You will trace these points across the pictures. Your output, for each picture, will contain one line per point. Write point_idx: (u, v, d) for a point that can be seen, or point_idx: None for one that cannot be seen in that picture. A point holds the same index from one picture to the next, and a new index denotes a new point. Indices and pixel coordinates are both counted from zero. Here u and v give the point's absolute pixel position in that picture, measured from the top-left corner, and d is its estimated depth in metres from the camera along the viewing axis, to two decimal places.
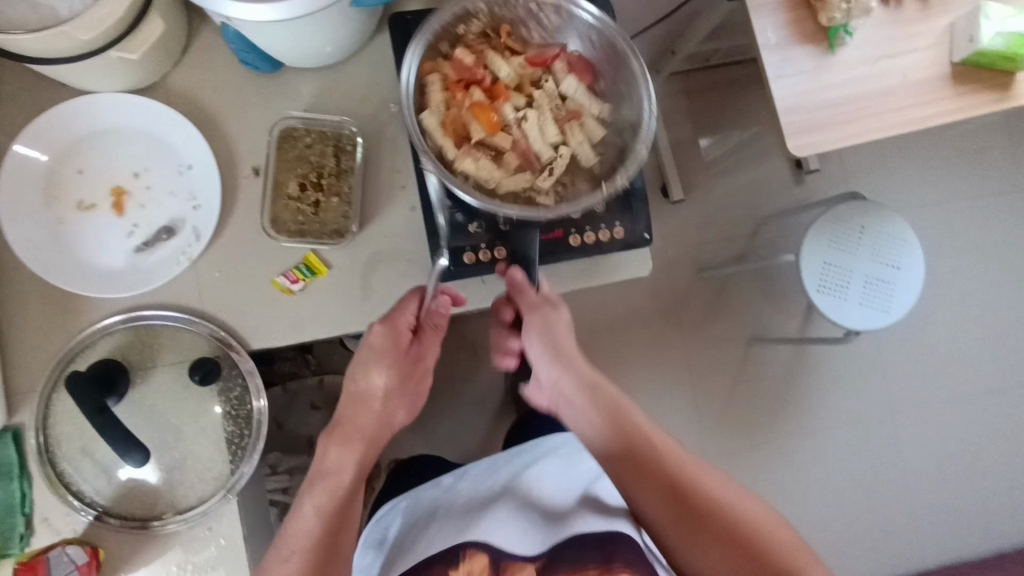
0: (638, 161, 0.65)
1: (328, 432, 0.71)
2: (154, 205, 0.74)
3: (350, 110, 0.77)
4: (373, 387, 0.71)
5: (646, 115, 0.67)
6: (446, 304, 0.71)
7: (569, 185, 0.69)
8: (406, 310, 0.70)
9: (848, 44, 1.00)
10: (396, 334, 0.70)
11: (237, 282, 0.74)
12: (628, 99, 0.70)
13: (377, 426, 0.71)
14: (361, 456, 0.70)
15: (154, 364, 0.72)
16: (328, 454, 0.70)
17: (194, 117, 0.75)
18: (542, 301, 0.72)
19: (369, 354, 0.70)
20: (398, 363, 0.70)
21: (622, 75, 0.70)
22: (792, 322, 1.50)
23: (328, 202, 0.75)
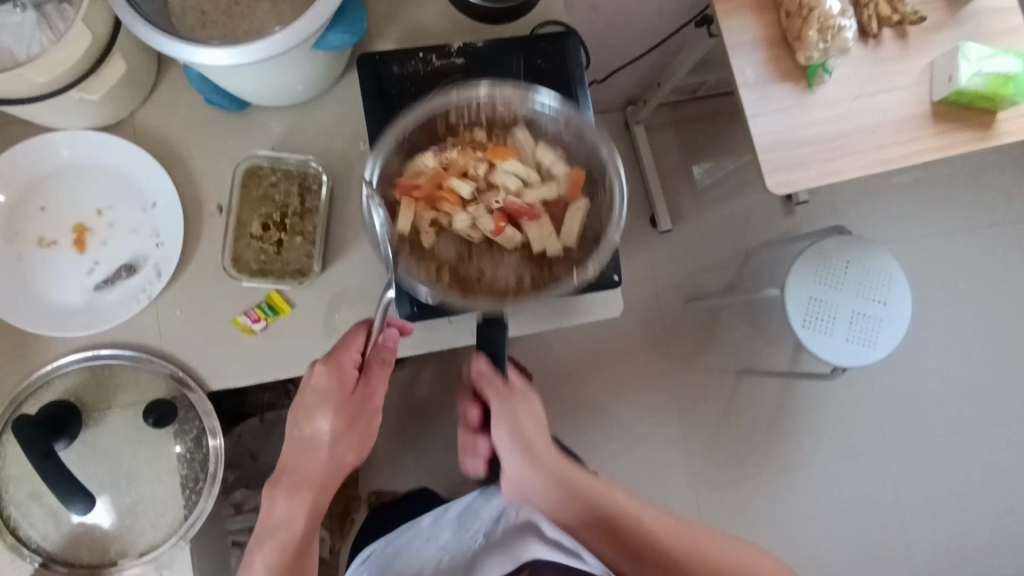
0: (606, 255, 0.66)
1: (273, 484, 0.72)
2: (116, 242, 0.73)
3: (316, 148, 0.76)
4: (318, 434, 0.71)
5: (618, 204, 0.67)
6: (393, 337, 0.72)
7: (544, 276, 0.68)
8: (351, 347, 0.69)
9: (828, 83, 1.00)
10: (342, 374, 0.70)
11: (197, 322, 0.73)
12: (598, 183, 0.69)
13: (325, 472, 0.72)
14: (311, 505, 0.72)
15: (110, 405, 0.71)
16: (276, 506, 0.71)
17: (160, 155, 0.75)
18: (511, 391, 0.72)
19: (314, 398, 0.70)
20: (344, 408, 0.71)
21: (590, 164, 0.69)
22: (783, 354, 1.48)
23: (291, 241, 0.74)
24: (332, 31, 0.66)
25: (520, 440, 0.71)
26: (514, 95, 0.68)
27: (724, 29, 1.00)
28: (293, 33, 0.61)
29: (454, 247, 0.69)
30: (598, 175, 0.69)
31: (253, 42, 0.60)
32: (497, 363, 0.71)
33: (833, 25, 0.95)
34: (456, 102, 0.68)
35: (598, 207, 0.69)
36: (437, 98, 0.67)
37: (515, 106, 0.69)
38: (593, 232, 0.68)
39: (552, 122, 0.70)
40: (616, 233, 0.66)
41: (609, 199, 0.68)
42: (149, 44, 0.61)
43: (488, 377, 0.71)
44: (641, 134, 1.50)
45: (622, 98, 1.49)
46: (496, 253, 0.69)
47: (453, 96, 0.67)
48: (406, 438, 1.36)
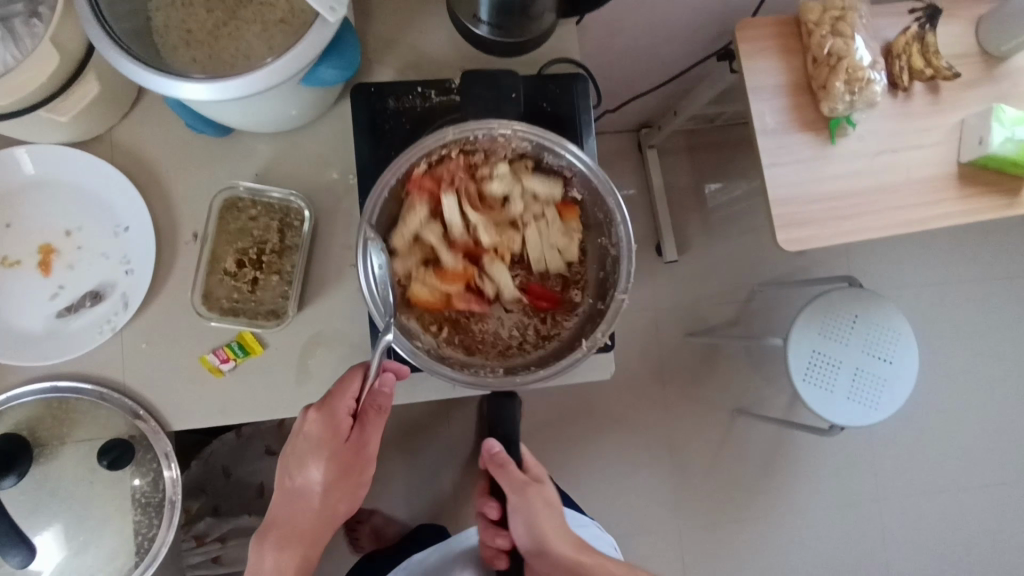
0: (613, 322, 0.63)
1: (264, 532, 0.72)
2: (83, 267, 0.69)
3: (303, 179, 0.72)
4: (309, 484, 0.70)
5: (626, 255, 0.64)
6: (390, 382, 0.66)
7: (545, 321, 0.69)
8: (346, 394, 0.65)
9: (850, 136, 0.95)
10: (334, 423, 0.67)
11: (163, 358, 0.69)
12: (606, 229, 0.67)
13: (318, 522, 0.71)
14: (301, 553, 0.71)
15: (65, 441, 0.67)
16: (267, 556, 0.72)
17: (137, 175, 0.71)
18: (529, 480, 0.72)
19: (306, 445, 0.68)
20: (336, 457, 0.68)
21: (601, 212, 0.67)
22: (781, 397, 1.43)
23: (267, 280, 0.70)
24: (325, 65, 0.61)
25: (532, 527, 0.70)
26: (519, 132, 0.64)
27: (746, 71, 0.95)
28: (290, 64, 0.56)
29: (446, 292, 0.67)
30: (606, 223, 0.66)
31: (250, 73, 0.55)
32: (510, 446, 0.72)
33: (863, 77, 0.90)
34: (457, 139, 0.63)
35: (605, 253, 0.67)
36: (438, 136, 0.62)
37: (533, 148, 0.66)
38: (600, 278, 0.68)
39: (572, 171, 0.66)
40: (624, 295, 0.63)
41: (615, 250, 0.66)
42: (134, 77, 0.56)
43: (505, 463, 0.71)
44: (653, 159, 1.45)
45: (636, 120, 1.44)
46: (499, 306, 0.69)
47: (450, 132, 0.62)
48: (386, 459, 1.33)
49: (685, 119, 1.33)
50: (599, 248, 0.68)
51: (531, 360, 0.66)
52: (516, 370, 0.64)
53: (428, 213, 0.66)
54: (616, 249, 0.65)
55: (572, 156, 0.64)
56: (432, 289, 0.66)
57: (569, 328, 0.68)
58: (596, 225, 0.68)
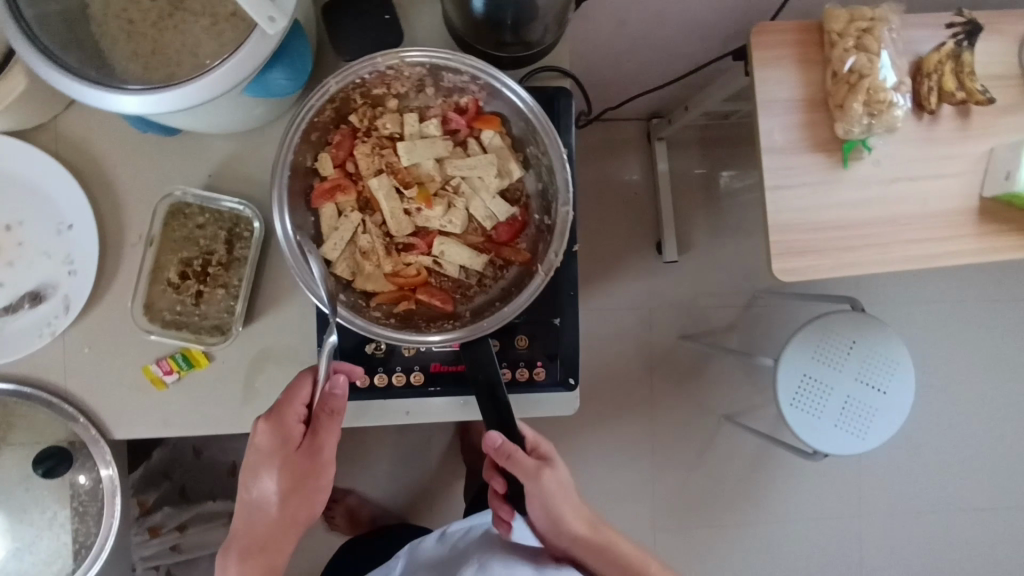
0: (564, 236, 0.59)
1: (228, 544, 0.65)
2: (24, 265, 0.66)
3: (258, 183, 0.67)
4: (265, 495, 0.62)
5: (558, 162, 0.59)
6: (342, 385, 0.59)
7: (497, 256, 0.64)
8: (295, 400, 0.60)
9: (866, 159, 0.88)
10: (285, 431, 0.60)
11: (105, 365, 0.66)
12: (533, 140, 0.62)
13: (280, 532, 0.63)
14: (264, 569, 0.64)
15: (3, 443, 0.66)
16: (232, 569, 0.64)
17: (82, 169, 0.66)
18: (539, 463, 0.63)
19: (258, 455, 0.61)
20: (290, 465, 0.62)
21: (527, 129, 0.61)
22: (770, 410, 1.39)
23: (211, 294, 0.66)
24: (275, 73, 0.56)
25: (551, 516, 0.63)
26: (420, 60, 0.58)
27: (758, 81, 0.86)
28: (234, 78, 0.51)
29: (386, 262, 0.63)
30: (530, 130, 0.61)
31: (189, 86, 0.51)
32: (509, 429, 0.60)
33: (885, 99, 0.83)
34: (356, 82, 0.59)
35: (539, 162, 0.62)
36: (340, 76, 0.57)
37: (444, 75, 0.60)
38: (541, 188, 0.63)
39: (478, 85, 0.61)
40: (568, 206, 0.59)
41: (547, 156, 0.61)
42: (66, 89, 0.52)
43: (512, 453, 0.60)
44: (661, 152, 1.37)
45: (646, 111, 1.35)
46: (438, 250, 0.64)
47: (331, 82, 0.56)
48: (362, 444, 1.31)
49: (697, 115, 1.24)
50: (532, 159, 0.63)
51: (494, 296, 0.63)
52: (481, 311, 0.62)
53: (341, 196, 0.63)
54: (548, 155, 0.60)
55: (506, 89, 0.59)
56: (380, 268, 0.63)
57: (524, 255, 0.64)
58: (521, 134, 0.63)
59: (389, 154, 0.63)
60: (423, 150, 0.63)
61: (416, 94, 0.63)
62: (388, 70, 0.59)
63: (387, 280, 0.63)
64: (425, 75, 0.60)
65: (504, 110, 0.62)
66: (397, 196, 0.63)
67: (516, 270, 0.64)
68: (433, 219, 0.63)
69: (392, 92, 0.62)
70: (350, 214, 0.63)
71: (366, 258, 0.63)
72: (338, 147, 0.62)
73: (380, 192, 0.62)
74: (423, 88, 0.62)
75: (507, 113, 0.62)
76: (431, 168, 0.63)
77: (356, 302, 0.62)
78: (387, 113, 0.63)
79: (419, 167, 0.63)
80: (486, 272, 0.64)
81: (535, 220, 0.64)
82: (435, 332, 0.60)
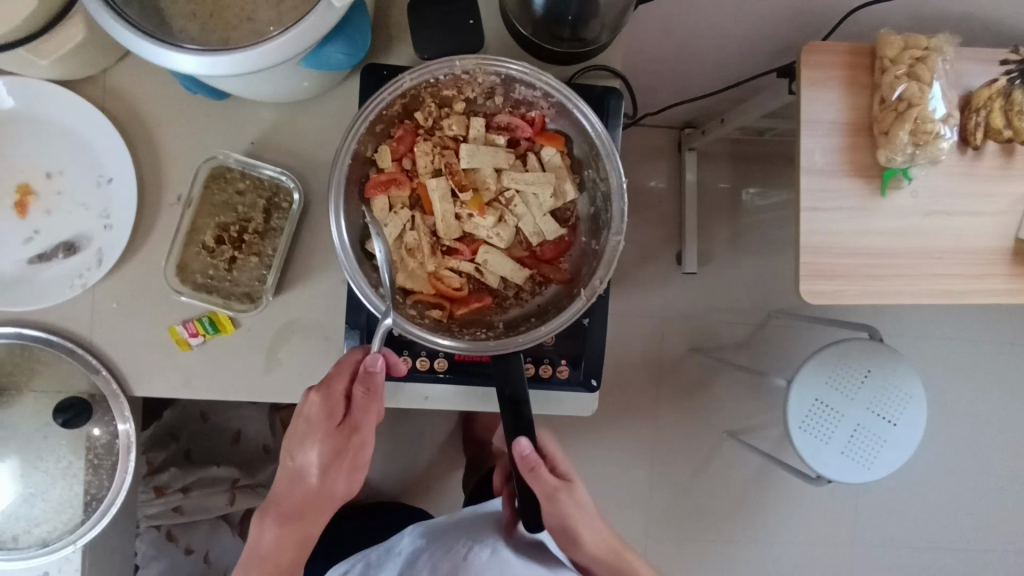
0: (611, 265, 0.58)
1: (265, 510, 0.66)
2: (61, 214, 0.66)
3: (299, 155, 0.67)
4: (306, 469, 0.62)
5: (617, 192, 0.58)
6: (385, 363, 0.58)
7: (538, 276, 0.64)
8: (342, 376, 0.59)
9: (905, 189, 0.87)
10: (331, 405, 0.60)
11: (132, 321, 0.66)
12: (596, 165, 0.61)
13: (317, 503, 0.64)
14: (302, 536, 0.66)
15: (23, 389, 0.66)
16: (267, 532, 0.67)
17: (126, 124, 0.67)
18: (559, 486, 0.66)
19: (303, 427, 0.61)
20: (332, 441, 0.61)
21: (592, 152, 0.61)
22: (774, 430, 1.39)
23: (245, 261, 0.66)
24: (332, 47, 0.55)
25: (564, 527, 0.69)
26: (495, 66, 0.57)
27: (804, 100, 0.86)
28: (294, 47, 0.51)
29: (427, 266, 0.62)
30: (593, 155, 0.61)
31: (247, 49, 0.50)
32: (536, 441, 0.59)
33: (931, 130, 0.82)
34: (428, 80, 0.58)
35: (596, 187, 0.62)
36: (414, 71, 0.56)
37: (517, 85, 0.60)
38: (593, 213, 0.63)
39: (550, 100, 0.60)
40: (619, 235, 0.58)
41: (606, 183, 0.60)
42: (120, 40, 0.51)
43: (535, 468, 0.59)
44: (691, 163, 1.36)
45: (680, 120, 1.34)
46: (482, 262, 0.63)
47: (405, 78, 0.56)
48: None
49: (732, 129, 1.23)
50: (592, 184, 0.62)
51: (530, 312, 0.62)
52: (517, 327, 0.61)
53: (394, 191, 0.61)
54: (607, 182, 0.60)
55: (580, 113, 0.58)
56: (422, 268, 0.62)
57: (568, 278, 0.63)
58: (584, 159, 0.62)
59: (449, 159, 0.62)
60: (484, 156, 0.62)
61: (484, 99, 0.62)
62: (464, 75, 0.58)
63: (425, 285, 0.62)
64: (499, 83, 0.60)
65: (571, 131, 0.61)
66: (449, 202, 0.62)
67: (556, 289, 0.63)
68: (482, 231, 0.62)
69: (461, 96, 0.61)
70: (400, 212, 0.62)
71: (409, 259, 0.61)
72: (397, 143, 0.61)
73: (435, 196, 0.61)
74: (492, 96, 0.62)
75: (572, 134, 0.61)
76: (486, 179, 0.63)
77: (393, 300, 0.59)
78: (454, 117, 0.62)
79: (477, 177, 0.63)
80: (526, 292, 0.64)
81: (581, 247, 0.63)
82: (468, 339, 0.59)
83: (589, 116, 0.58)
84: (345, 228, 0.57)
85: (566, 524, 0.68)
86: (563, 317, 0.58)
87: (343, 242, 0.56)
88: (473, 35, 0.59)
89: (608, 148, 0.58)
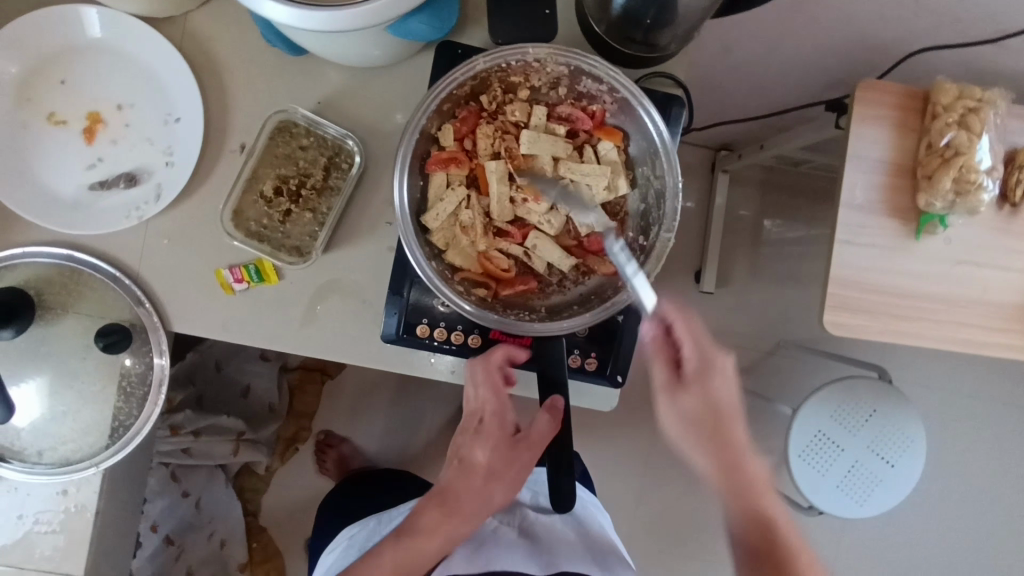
0: (659, 262, 0.60)
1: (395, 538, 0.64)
2: (126, 146, 0.67)
3: (362, 120, 0.69)
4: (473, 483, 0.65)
5: (671, 191, 0.60)
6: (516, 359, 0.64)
7: (583, 266, 0.65)
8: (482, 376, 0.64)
9: (938, 236, 0.88)
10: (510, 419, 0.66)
11: (181, 259, 0.68)
12: (653, 163, 0.63)
13: (459, 519, 0.64)
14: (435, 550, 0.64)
15: (66, 311, 0.68)
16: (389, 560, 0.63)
17: (200, 68, 0.68)
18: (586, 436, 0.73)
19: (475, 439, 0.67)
20: (493, 447, 0.65)
21: (650, 151, 0.62)
22: (769, 457, 1.40)
23: (300, 216, 0.68)
24: (416, 18, 0.57)
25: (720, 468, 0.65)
26: (566, 58, 0.59)
27: (851, 135, 0.87)
28: (385, 12, 0.52)
29: (478, 245, 0.63)
30: (650, 154, 0.62)
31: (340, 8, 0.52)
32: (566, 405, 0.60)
33: (974, 180, 0.84)
34: (499, 65, 0.59)
35: (649, 185, 0.64)
36: (489, 54, 0.57)
37: (584, 79, 0.61)
38: (643, 210, 0.64)
39: (615, 96, 0.61)
40: (670, 234, 0.60)
41: (661, 182, 0.61)
42: None
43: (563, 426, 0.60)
44: (723, 184, 1.37)
45: (718, 140, 1.35)
46: (532, 247, 0.64)
47: (479, 60, 0.57)
48: (369, 398, 1.32)
49: (770, 156, 1.24)
50: (646, 182, 0.64)
51: (573, 300, 0.64)
52: (558, 313, 0.63)
53: (454, 169, 0.63)
54: (661, 181, 0.61)
55: (644, 111, 0.59)
56: (473, 247, 0.63)
57: (612, 270, 0.65)
58: (640, 156, 0.64)
59: (509, 143, 0.64)
60: (544, 144, 0.63)
61: (548, 89, 0.64)
62: (535, 62, 0.60)
63: (474, 263, 0.63)
64: (567, 75, 0.61)
65: (631, 128, 0.63)
66: (506, 186, 0.63)
67: (601, 280, 0.64)
68: (535, 217, 0.64)
69: (527, 82, 0.63)
70: (457, 191, 0.63)
71: (461, 237, 0.63)
72: (461, 122, 0.63)
73: (493, 178, 0.63)
74: (557, 86, 0.63)
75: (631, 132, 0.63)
76: (543, 166, 0.64)
77: (442, 275, 0.61)
78: (518, 102, 0.63)
79: (535, 164, 0.64)
80: (570, 280, 0.65)
81: (629, 242, 0.65)
82: (514, 319, 0.61)
83: (652, 117, 0.59)
84: (405, 199, 0.59)
85: (721, 458, 0.65)
86: (607, 308, 0.60)
87: (400, 210, 0.58)
88: (546, 26, 0.59)
89: (667, 149, 0.59)
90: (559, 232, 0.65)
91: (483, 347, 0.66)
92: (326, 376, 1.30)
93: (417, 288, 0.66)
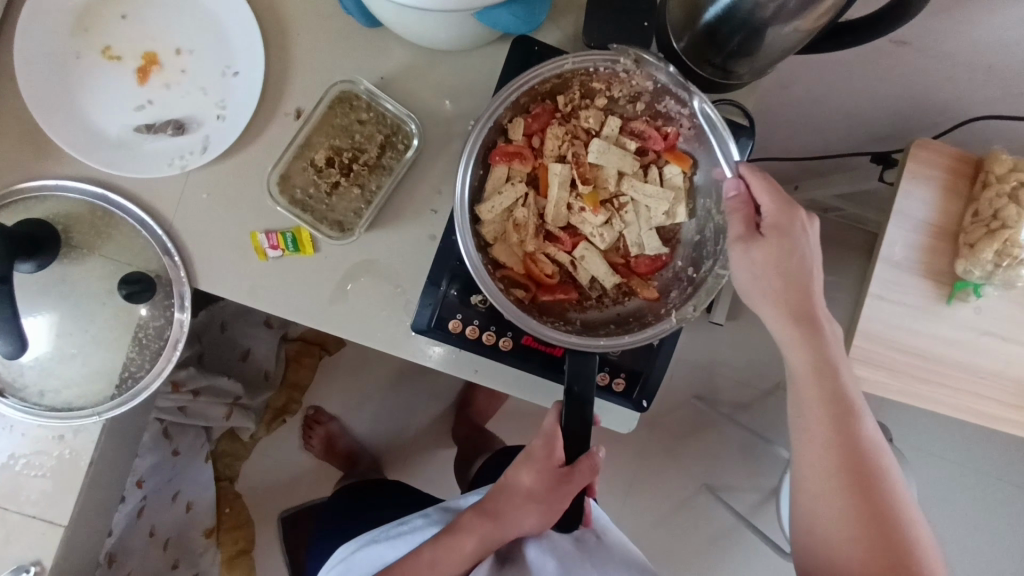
0: (709, 297, 0.59)
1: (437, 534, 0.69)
2: (178, 93, 0.65)
3: (424, 102, 0.67)
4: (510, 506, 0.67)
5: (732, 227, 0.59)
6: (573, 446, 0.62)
7: (627, 286, 0.64)
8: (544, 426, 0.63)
9: (970, 303, 0.88)
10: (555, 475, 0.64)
11: (217, 216, 0.66)
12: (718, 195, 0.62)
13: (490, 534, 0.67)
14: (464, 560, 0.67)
15: (90, 252, 0.66)
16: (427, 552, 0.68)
17: (266, 24, 0.66)
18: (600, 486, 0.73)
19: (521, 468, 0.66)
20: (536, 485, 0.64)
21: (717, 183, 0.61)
22: (754, 496, 1.40)
23: (347, 190, 0.66)
24: (506, 8, 0.55)
25: (816, 368, 0.56)
26: (655, 74, 0.57)
27: (898, 192, 0.87)
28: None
29: (526, 245, 0.62)
30: (716, 186, 0.61)
31: None
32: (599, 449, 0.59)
33: (1016, 254, 0.83)
34: (585, 68, 0.58)
35: (707, 217, 0.63)
36: (579, 56, 0.56)
37: (666, 99, 0.60)
38: (697, 240, 0.64)
39: (693, 121, 0.60)
40: (724, 271, 0.59)
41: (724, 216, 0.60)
42: None
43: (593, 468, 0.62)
44: None
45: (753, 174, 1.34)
46: (580, 256, 0.63)
47: (569, 60, 0.56)
48: (366, 380, 1.30)
49: (804, 197, 1.24)
50: (706, 212, 0.63)
51: (610, 318, 0.63)
52: (596, 328, 0.62)
53: (517, 165, 0.61)
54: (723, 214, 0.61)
55: (721, 142, 0.58)
56: (521, 247, 0.62)
57: (656, 295, 0.64)
58: (705, 185, 0.63)
59: (576, 148, 0.63)
60: (612, 156, 0.62)
61: (626, 102, 0.62)
62: (621, 73, 0.58)
63: (519, 263, 0.62)
64: (650, 90, 0.60)
65: (701, 156, 0.62)
66: (565, 189, 0.62)
67: (640, 303, 0.64)
68: (588, 226, 0.63)
69: (608, 90, 0.61)
70: (515, 187, 0.61)
71: (511, 234, 0.61)
72: (533, 118, 0.61)
73: (554, 180, 0.62)
74: (636, 101, 0.62)
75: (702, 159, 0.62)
76: (606, 177, 0.63)
77: (489, 271, 0.60)
78: (593, 108, 0.62)
79: (597, 173, 0.63)
80: (611, 297, 0.64)
81: (677, 270, 0.64)
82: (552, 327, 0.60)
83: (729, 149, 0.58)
84: (465, 190, 0.58)
85: (820, 354, 0.56)
86: (649, 332, 0.59)
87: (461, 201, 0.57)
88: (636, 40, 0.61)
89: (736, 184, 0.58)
90: (607, 246, 0.64)
91: (513, 351, 0.65)
92: (326, 351, 1.27)
93: (455, 283, 0.65)
